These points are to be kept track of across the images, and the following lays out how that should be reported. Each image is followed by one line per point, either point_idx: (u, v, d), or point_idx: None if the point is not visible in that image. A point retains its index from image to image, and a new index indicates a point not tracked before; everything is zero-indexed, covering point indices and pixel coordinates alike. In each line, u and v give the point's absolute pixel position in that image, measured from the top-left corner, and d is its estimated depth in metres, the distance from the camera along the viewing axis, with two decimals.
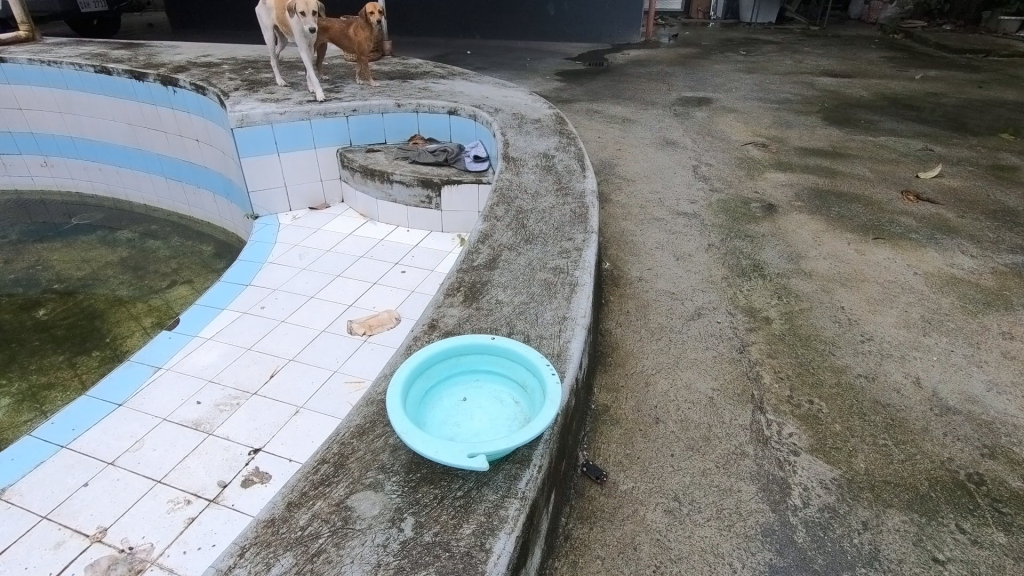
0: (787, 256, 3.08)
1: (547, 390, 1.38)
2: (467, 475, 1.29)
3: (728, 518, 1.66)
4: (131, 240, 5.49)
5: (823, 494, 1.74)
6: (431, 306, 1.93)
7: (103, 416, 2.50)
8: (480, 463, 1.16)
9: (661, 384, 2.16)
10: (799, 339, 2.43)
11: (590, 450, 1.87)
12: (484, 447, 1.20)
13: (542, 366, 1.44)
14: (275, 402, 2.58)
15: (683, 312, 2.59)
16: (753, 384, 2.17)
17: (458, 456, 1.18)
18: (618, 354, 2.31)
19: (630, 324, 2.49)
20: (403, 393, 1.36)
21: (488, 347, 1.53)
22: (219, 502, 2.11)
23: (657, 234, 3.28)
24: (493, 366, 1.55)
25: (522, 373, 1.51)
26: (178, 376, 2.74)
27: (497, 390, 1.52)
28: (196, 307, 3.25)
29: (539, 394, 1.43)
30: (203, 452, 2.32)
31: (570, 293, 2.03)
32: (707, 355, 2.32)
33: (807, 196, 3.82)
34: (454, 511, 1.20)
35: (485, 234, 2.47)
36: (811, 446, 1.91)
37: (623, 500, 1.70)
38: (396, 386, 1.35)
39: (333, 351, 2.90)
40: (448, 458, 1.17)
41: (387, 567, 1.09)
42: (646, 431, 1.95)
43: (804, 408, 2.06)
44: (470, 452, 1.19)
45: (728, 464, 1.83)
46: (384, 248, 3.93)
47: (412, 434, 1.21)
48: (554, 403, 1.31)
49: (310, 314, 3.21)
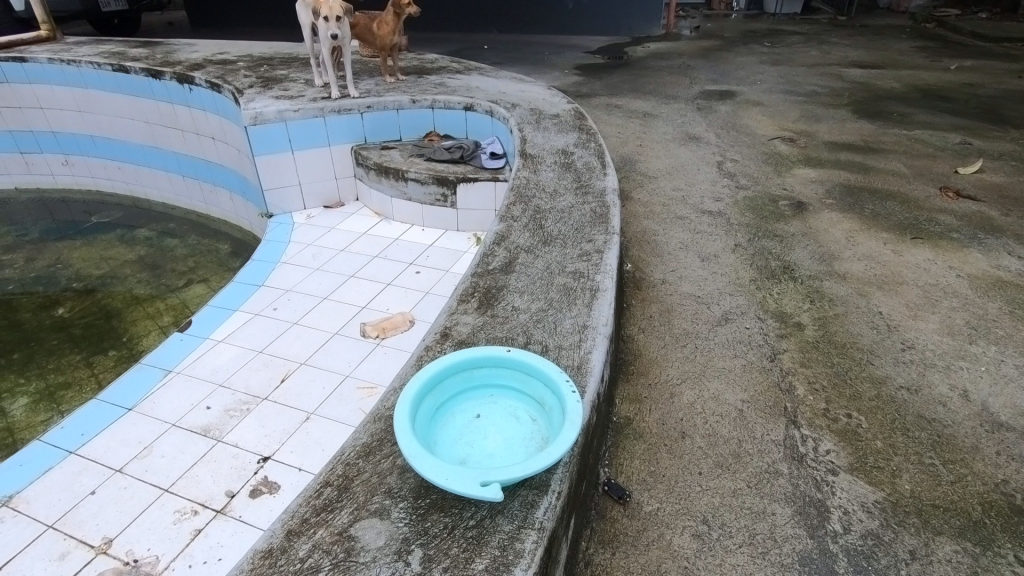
0: (820, 257, 2.93)
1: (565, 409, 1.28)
2: (480, 502, 1.19)
3: (762, 545, 1.54)
4: (149, 238, 5.50)
5: (865, 519, 1.61)
6: (444, 314, 1.84)
7: (112, 420, 2.46)
8: (495, 494, 1.07)
9: (687, 395, 2.03)
10: (835, 347, 2.29)
11: (612, 467, 1.75)
12: (499, 474, 1.11)
13: (562, 382, 1.35)
14: (286, 407, 2.51)
15: (709, 317, 2.46)
16: (785, 396, 2.04)
17: (470, 485, 1.09)
18: (642, 362, 2.19)
19: (653, 330, 2.37)
20: (411, 412, 1.28)
21: (503, 359, 1.43)
22: (227, 512, 2.05)
23: (681, 234, 3.14)
24: (508, 380, 1.45)
25: (539, 390, 1.41)
26: (188, 379, 2.69)
27: (512, 406, 1.43)
28: (208, 308, 3.21)
29: (557, 413, 1.32)
30: (211, 459, 2.26)
31: (592, 298, 1.92)
32: (735, 364, 2.19)
33: (839, 193, 3.65)
34: (465, 543, 1.10)
35: (502, 235, 2.36)
36: (851, 465, 1.78)
37: (647, 523, 1.59)
38: (402, 407, 1.27)
39: (347, 353, 2.84)
40: (461, 486, 1.09)
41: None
42: (672, 446, 1.83)
43: (842, 423, 1.93)
44: (483, 480, 1.10)
45: (760, 484, 1.71)
46: (398, 248, 3.85)
47: (422, 459, 1.13)
48: (573, 426, 1.21)
49: (323, 315, 3.14)
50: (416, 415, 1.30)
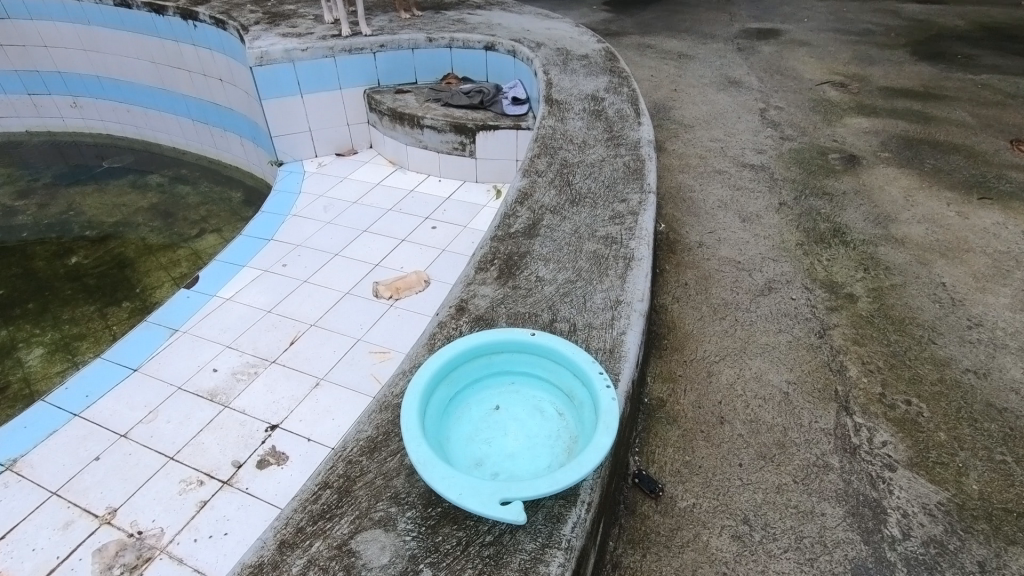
0: (874, 219, 2.66)
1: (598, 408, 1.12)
2: None
3: (810, 550, 1.39)
4: (161, 185, 5.35)
5: (927, 524, 1.44)
6: (460, 284, 1.66)
7: (117, 381, 2.38)
8: (518, 515, 0.92)
9: (726, 375, 1.85)
10: (892, 323, 2.06)
11: (642, 456, 1.60)
12: (521, 489, 0.96)
13: (594, 375, 1.18)
14: (295, 372, 2.40)
15: (751, 286, 2.24)
16: (836, 378, 1.85)
17: (488, 503, 0.94)
18: (676, 336, 2.00)
19: (689, 300, 2.17)
20: (421, 407, 1.13)
21: (527, 344, 1.26)
22: (233, 484, 1.97)
23: (719, 190, 2.88)
24: (532, 368, 1.29)
25: (568, 381, 1.24)
26: (195, 340, 2.58)
27: (536, 397, 1.27)
28: (215, 263, 3.07)
29: (588, 411, 1.16)
30: (218, 426, 2.17)
31: (626, 269, 1.73)
32: (780, 340, 1.99)
33: (896, 146, 3.31)
34: (481, 564, 0.96)
35: (525, 193, 2.14)
36: (910, 460, 1.60)
37: (681, 521, 1.45)
38: (410, 402, 1.12)
39: (359, 314, 2.70)
40: (477, 503, 0.94)
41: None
42: (709, 433, 1.67)
43: (900, 411, 1.74)
44: (502, 498, 0.95)
45: (808, 479, 1.54)
46: (413, 200, 3.64)
47: (432, 467, 0.99)
48: (608, 432, 1.05)
49: (334, 273, 2.99)
50: (427, 409, 1.16)
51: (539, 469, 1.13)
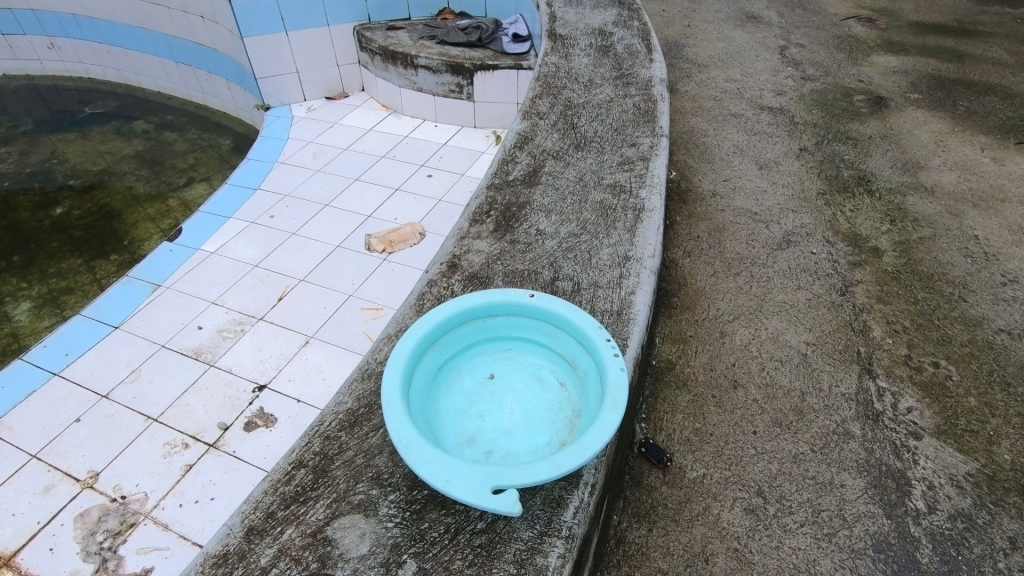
0: (901, 166, 2.47)
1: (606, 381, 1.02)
2: None
3: (829, 524, 1.29)
4: (146, 131, 5.11)
5: (955, 496, 1.35)
6: (453, 238, 1.52)
7: (98, 339, 2.27)
8: (511, 506, 0.82)
9: (741, 335, 1.73)
10: (920, 280, 1.92)
11: (649, 423, 1.50)
12: (516, 476, 0.85)
13: (600, 345, 1.08)
14: (283, 330, 2.28)
15: (768, 239, 2.08)
16: (859, 338, 1.72)
17: (479, 490, 0.84)
18: (687, 293, 1.87)
19: (701, 254, 2.03)
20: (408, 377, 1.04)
21: (525, 307, 1.16)
22: (220, 447, 1.88)
23: (735, 135, 2.67)
24: (531, 333, 1.20)
25: (571, 349, 1.15)
26: (179, 296, 2.45)
27: (535, 365, 1.19)
28: (199, 214, 2.92)
29: (593, 384, 1.08)
30: (204, 386, 2.07)
31: (636, 221, 1.59)
32: (799, 298, 1.85)
33: (926, 86, 3.07)
34: (472, 556, 0.87)
35: (526, 136, 1.96)
36: (937, 427, 1.49)
37: (691, 493, 1.35)
38: (393, 372, 1.02)
39: (351, 269, 2.56)
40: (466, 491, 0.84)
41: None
42: (722, 398, 1.55)
43: (927, 374, 1.62)
44: (495, 486, 0.85)
45: (827, 449, 1.44)
46: (408, 147, 3.43)
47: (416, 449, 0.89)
48: (616, 409, 0.94)
49: (325, 224, 2.83)
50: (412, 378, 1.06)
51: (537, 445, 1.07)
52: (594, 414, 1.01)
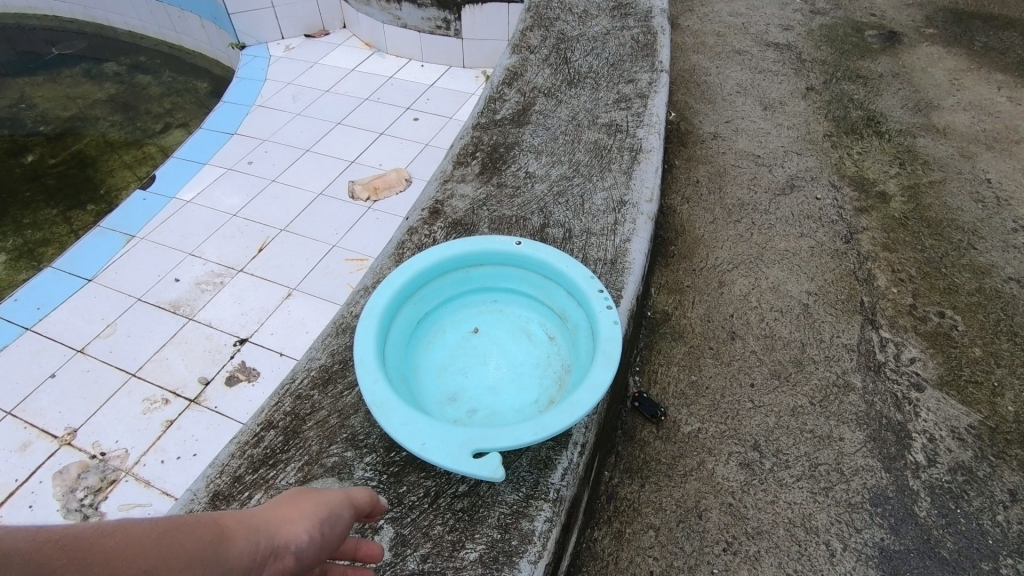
0: (913, 106, 2.33)
1: (598, 334, 1.00)
2: None
3: (825, 478, 1.26)
4: (118, 73, 4.83)
5: (956, 449, 1.31)
6: (437, 182, 1.46)
7: (71, 292, 2.18)
8: (495, 471, 0.79)
9: (740, 285, 1.65)
10: (929, 226, 1.83)
11: (643, 376, 1.44)
12: (498, 439, 0.83)
13: (593, 296, 1.07)
14: (264, 281, 2.19)
15: (771, 184, 1.98)
16: (862, 287, 1.65)
17: (460, 457, 0.82)
18: (685, 242, 1.78)
19: (700, 200, 1.93)
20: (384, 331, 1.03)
21: (512, 256, 1.16)
22: (201, 402, 1.83)
23: (739, 73, 2.52)
24: (518, 286, 1.20)
25: (561, 301, 1.15)
26: (154, 247, 2.35)
27: (522, 318, 1.19)
28: (173, 160, 2.77)
29: (585, 336, 1.07)
30: (183, 340, 2.00)
31: (632, 164, 1.50)
32: (801, 246, 1.77)
33: (943, 20, 2.88)
34: (455, 522, 0.90)
35: (515, 72, 1.82)
36: (940, 378, 1.44)
37: (685, 447, 1.31)
38: (367, 326, 1.00)
39: (334, 218, 2.44)
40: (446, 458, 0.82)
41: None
42: (719, 350, 1.49)
43: (932, 323, 1.56)
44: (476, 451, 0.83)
45: (826, 401, 1.39)
46: (393, 88, 3.25)
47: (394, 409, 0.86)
48: (608, 364, 0.93)
49: (306, 170, 2.70)
50: (388, 331, 1.05)
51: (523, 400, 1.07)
52: (586, 367, 1.00)
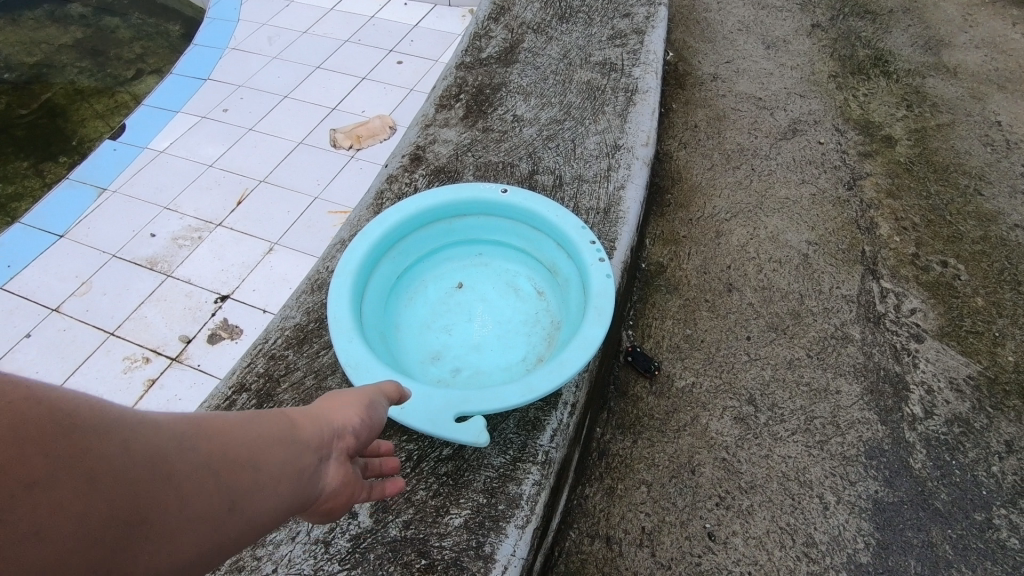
0: (923, 44, 2.21)
1: (591, 289, 1.01)
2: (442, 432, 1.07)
3: (821, 432, 1.23)
4: (83, 14, 4.53)
5: (953, 401, 1.28)
6: (418, 126, 1.41)
7: (42, 249, 2.09)
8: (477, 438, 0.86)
9: (738, 234, 1.59)
10: (934, 171, 1.76)
11: (636, 330, 1.40)
12: (481, 403, 0.89)
13: (584, 247, 1.06)
14: (244, 235, 2.11)
15: (772, 128, 1.88)
16: (864, 236, 1.59)
17: (443, 423, 0.87)
18: (681, 190, 1.71)
19: (698, 146, 1.84)
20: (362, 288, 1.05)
21: (497, 204, 1.17)
22: (183, 360, 1.78)
23: (741, 9, 2.37)
24: (505, 238, 1.22)
25: (549, 254, 1.17)
26: (127, 200, 2.25)
27: (508, 271, 1.23)
28: (144, 109, 2.63)
29: (574, 291, 1.10)
30: (162, 297, 1.93)
31: (627, 105, 1.42)
32: (803, 193, 1.70)
33: None
34: (443, 487, 1.00)
35: (501, 7, 1.70)
36: (940, 329, 1.40)
37: (679, 402, 1.27)
38: (341, 281, 1.01)
39: (314, 168, 2.33)
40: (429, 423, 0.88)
41: (344, 568, 0.93)
42: (715, 302, 1.45)
43: (934, 273, 1.51)
44: (457, 414, 0.88)
45: (824, 353, 1.36)
46: (376, 29, 3.06)
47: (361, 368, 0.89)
48: (600, 321, 0.95)
49: (284, 117, 2.56)
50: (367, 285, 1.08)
51: (509, 352, 1.11)
52: (577, 322, 1.04)
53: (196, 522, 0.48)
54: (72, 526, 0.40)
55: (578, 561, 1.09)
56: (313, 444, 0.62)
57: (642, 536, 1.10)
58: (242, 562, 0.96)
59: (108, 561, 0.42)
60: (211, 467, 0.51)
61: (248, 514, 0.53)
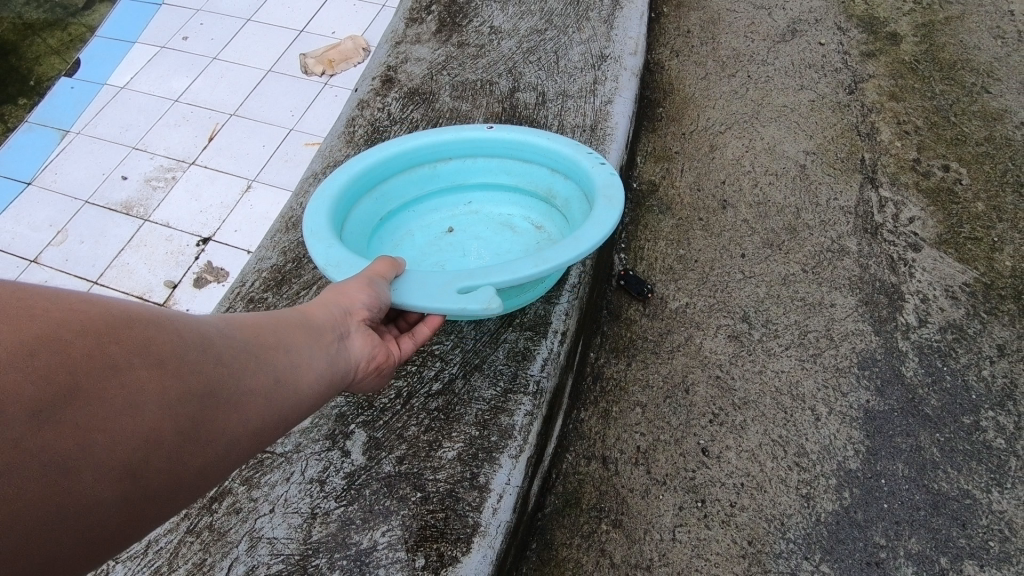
0: None
1: (593, 186, 1.02)
2: (430, 364, 1.08)
3: (814, 345, 1.23)
4: None
5: (948, 308, 1.27)
6: (388, 44, 1.34)
7: (10, 198, 2.01)
8: (488, 303, 0.87)
9: (732, 148, 1.52)
10: (940, 69, 1.66)
11: (628, 253, 1.37)
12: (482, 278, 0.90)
13: (581, 156, 1.05)
14: (219, 174, 2.02)
15: (771, 29, 1.76)
16: (864, 143, 1.53)
17: (448, 297, 0.90)
18: (673, 102, 1.62)
19: (692, 53, 1.73)
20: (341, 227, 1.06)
21: (485, 142, 1.15)
22: (171, 306, 1.75)
23: None
24: (496, 179, 1.23)
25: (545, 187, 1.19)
26: (93, 142, 2.13)
27: (500, 214, 1.27)
28: (98, 41, 2.46)
29: (575, 207, 1.11)
30: (141, 243, 1.88)
31: (613, 10, 1.35)
32: (801, 99, 1.61)
33: None
34: (434, 423, 1.02)
35: None
36: (939, 237, 1.37)
37: (672, 323, 1.26)
38: (316, 212, 1.00)
39: (287, 97, 2.20)
40: (433, 300, 0.90)
41: (341, 504, 0.95)
42: (708, 221, 1.40)
43: (935, 179, 1.46)
44: (460, 289, 0.90)
45: (819, 267, 1.33)
46: None
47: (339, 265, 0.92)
48: (610, 207, 0.96)
49: (250, 43, 2.40)
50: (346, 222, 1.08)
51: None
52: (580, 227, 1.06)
53: (247, 393, 0.69)
54: (155, 403, 0.60)
55: (575, 482, 1.12)
56: (323, 331, 0.82)
57: (638, 455, 1.12)
58: (239, 503, 0.97)
59: (192, 424, 0.63)
60: (244, 356, 0.71)
61: (279, 391, 0.73)
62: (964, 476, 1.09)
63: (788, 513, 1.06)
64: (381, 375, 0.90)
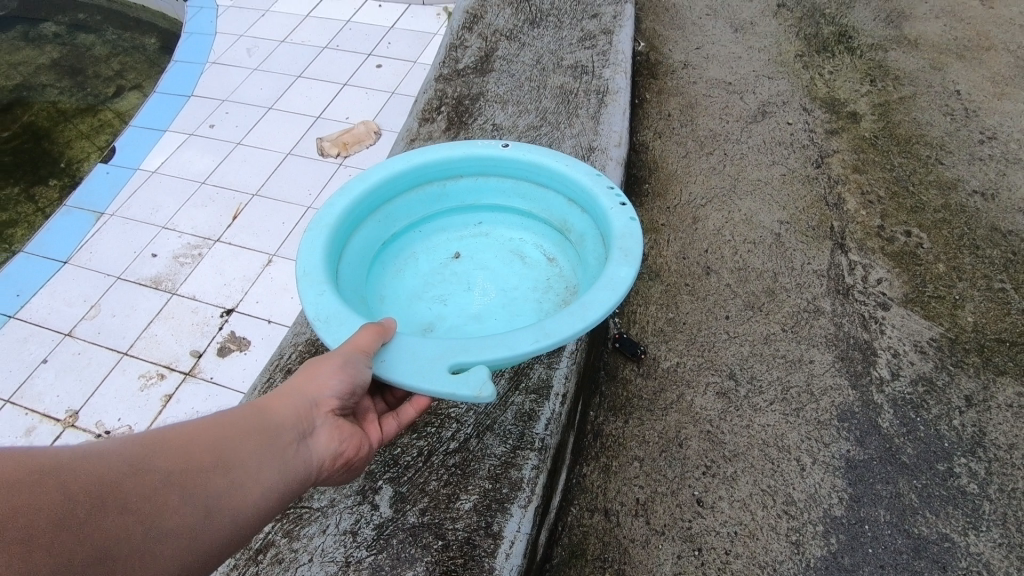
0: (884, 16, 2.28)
1: (615, 232, 1.16)
2: (446, 424, 1.19)
3: (797, 399, 1.34)
4: None
5: (918, 361, 1.39)
6: (403, 139, 1.52)
7: (48, 276, 2.16)
8: (478, 391, 0.93)
9: (713, 219, 1.68)
10: (897, 143, 1.85)
11: (623, 317, 1.49)
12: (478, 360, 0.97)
13: (603, 193, 1.23)
14: (242, 249, 2.18)
15: (743, 111, 1.96)
16: (832, 212, 1.69)
17: (439, 377, 0.96)
18: (658, 179, 1.79)
19: (673, 134, 1.92)
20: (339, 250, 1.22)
21: (496, 160, 1.34)
22: (197, 374, 1.86)
23: None
24: (509, 203, 1.44)
25: (558, 216, 1.37)
26: (126, 222, 2.31)
27: (510, 240, 1.46)
28: (132, 130, 2.68)
29: (591, 245, 1.28)
30: (170, 315, 2.01)
31: (599, 107, 1.54)
32: (772, 174, 1.79)
33: None
34: (451, 478, 1.11)
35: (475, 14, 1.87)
36: (905, 296, 1.50)
37: (665, 381, 1.37)
38: (315, 235, 1.16)
39: (305, 177, 2.40)
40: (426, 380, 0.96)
41: (371, 553, 1.04)
42: (694, 286, 1.54)
43: (899, 243, 1.60)
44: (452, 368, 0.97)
45: (798, 327, 1.45)
46: (352, 32, 3.10)
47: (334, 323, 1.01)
48: (627, 262, 1.09)
49: (271, 129, 2.62)
50: (346, 242, 1.26)
51: (506, 315, 1.32)
52: (598, 270, 1.23)
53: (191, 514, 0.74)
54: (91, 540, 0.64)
55: (580, 533, 1.20)
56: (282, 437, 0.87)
57: (637, 507, 1.21)
58: (282, 554, 1.05)
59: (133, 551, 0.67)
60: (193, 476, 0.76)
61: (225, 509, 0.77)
62: (942, 520, 1.18)
63: (779, 559, 1.14)
64: (346, 471, 0.95)
